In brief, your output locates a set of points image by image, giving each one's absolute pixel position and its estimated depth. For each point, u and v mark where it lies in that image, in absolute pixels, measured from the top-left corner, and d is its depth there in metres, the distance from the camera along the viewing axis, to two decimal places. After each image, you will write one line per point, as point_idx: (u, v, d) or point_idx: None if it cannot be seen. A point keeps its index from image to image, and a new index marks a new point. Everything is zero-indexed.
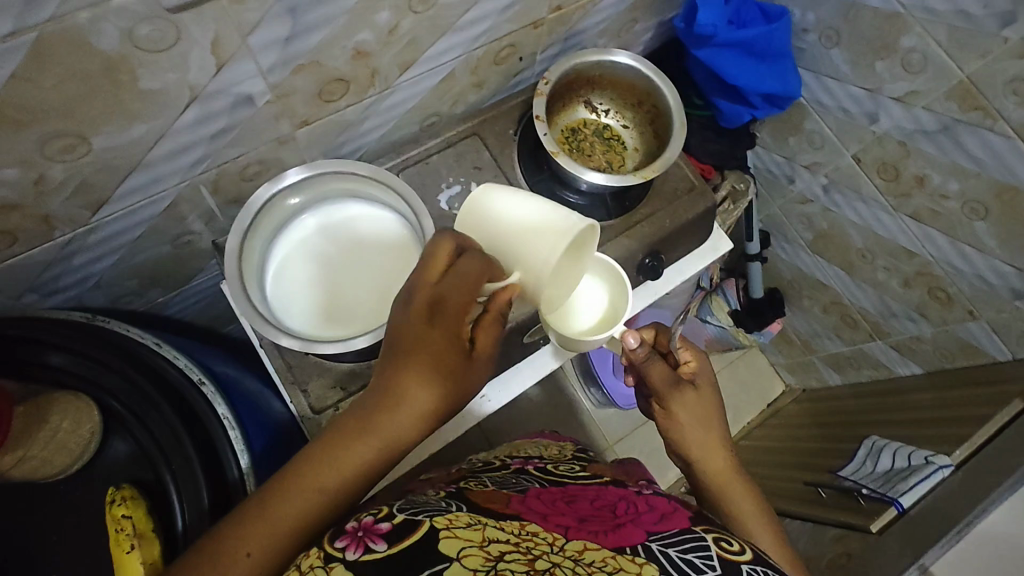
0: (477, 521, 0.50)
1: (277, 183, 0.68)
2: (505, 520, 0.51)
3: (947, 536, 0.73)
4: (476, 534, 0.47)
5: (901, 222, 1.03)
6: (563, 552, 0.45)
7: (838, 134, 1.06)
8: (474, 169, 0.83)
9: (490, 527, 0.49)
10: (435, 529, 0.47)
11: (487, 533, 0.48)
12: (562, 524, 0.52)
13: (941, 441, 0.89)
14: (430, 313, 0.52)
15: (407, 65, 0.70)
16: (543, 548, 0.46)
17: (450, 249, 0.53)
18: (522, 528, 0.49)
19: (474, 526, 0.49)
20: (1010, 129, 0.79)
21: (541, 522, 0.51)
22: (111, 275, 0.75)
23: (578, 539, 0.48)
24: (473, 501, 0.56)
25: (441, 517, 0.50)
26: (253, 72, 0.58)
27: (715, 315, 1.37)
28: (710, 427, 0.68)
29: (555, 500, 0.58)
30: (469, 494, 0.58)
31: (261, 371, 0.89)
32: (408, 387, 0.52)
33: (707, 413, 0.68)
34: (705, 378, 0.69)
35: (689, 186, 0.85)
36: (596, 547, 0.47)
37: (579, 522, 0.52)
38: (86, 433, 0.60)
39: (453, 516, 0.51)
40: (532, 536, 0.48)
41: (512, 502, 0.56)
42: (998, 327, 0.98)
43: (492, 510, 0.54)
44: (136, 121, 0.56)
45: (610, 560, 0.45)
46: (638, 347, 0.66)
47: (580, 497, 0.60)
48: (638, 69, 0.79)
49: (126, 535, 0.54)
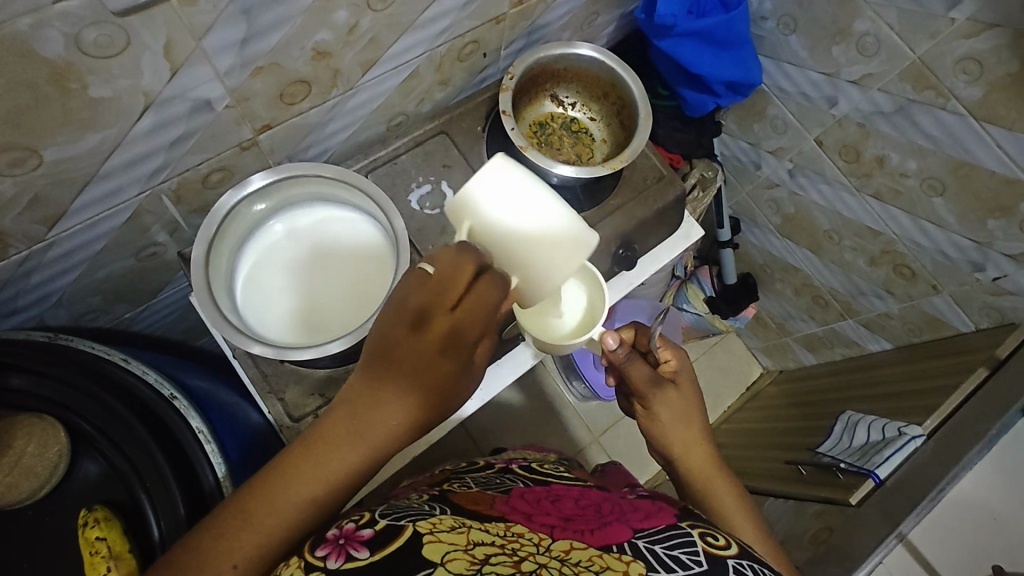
0: (462, 525, 0.50)
1: (242, 189, 0.66)
2: (490, 522, 0.51)
3: (922, 504, 0.76)
4: (460, 537, 0.47)
5: (864, 202, 1.06)
6: (550, 552, 0.46)
7: (800, 119, 1.09)
8: (443, 168, 0.83)
9: (475, 529, 0.49)
10: (419, 534, 0.47)
11: (472, 536, 0.48)
12: (547, 524, 0.52)
13: (912, 412, 0.91)
14: (441, 340, 0.51)
15: (370, 65, 0.70)
16: (529, 549, 0.46)
17: (476, 272, 0.49)
18: (508, 529, 0.49)
19: (459, 530, 0.49)
20: (962, 107, 0.82)
21: (526, 522, 0.51)
22: (73, 292, 0.73)
23: (563, 538, 0.49)
24: (457, 504, 0.56)
25: (425, 521, 0.50)
26: (210, 76, 0.56)
27: (691, 303, 1.44)
28: (687, 421, 0.68)
29: (539, 499, 0.58)
30: (453, 496, 0.58)
31: (237, 383, 0.87)
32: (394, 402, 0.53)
33: (685, 408, 0.68)
34: (683, 375, 0.69)
35: (658, 176, 0.86)
36: (582, 546, 0.47)
37: (564, 521, 0.53)
38: (53, 456, 0.58)
39: (437, 519, 0.51)
40: (518, 537, 0.48)
41: (497, 503, 0.56)
42: (960, 300, 1.02)
43: (477, 511, 0.54)
44: (89, 131, 0.54)
45: (596, 558, 0.45)
46: (616, 348, 0.64)
47: (565, 496, 0.60)
48: (601, 61, 0.80)
49: (100, 559, 0.53)
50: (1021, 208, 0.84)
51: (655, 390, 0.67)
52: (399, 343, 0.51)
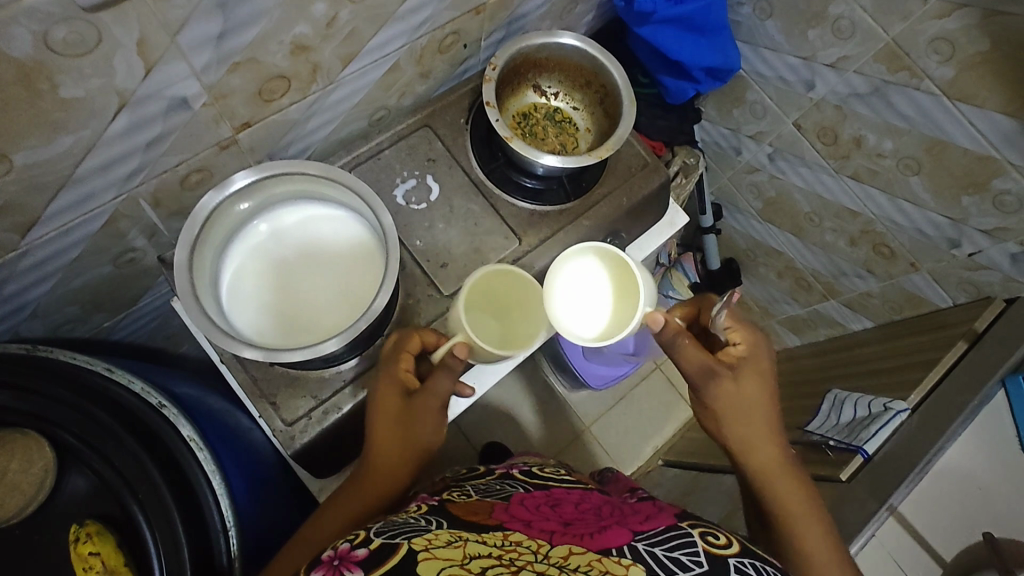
0: (458, 538, 0.49)
1: (225, 190, 0.64)
2: (487, 532, 0.50)
3: (911, 476, 0.79)
4: (456, 551, 0.47)
5: (843, 183, 1.08)
6: (548, 559, 0.45)
7: (778, 103, 1.10)
8: (428, 161, 0.82)
9: (471, 542, 0.48)
10: (413, 552, 0.47)
11: (468, 549, 0.47)
12: (547, 530, 0.51)
13: (896, 387, 0.93)
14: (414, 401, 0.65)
15: (350, 58, 0.68)
16: (527, 558, 0.45)
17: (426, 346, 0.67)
18: (505, 539, 0.49)
19: (455, 544, 0.48)
20: (935, 87, 0.84)
21: (525, 530, 0.51)
22: (49, 302, 0.70)
23: (563, 544, 0.48)
24: (455, 514, 0.55)
25: (420, 537, 0.49)
26: (186, 73, 0.54)
27: (676, 289, 1.41)
28: (757, 408, 0.65)
29: (538, 505, 0.57)
30: (451, 505, 0.57)
31: (225, 389, 0.86)
32: (392, 432, 0.65)
33: (755, 395, 0.65)
34: (756, 357, 0.67)
35: (643, 163, 0.86)
36: (581, 551, 0.47)
37: (563, 526, 0.52)
38: (39, 471, 0.56)
39: (433, 534, 0.50)
40: (516, 546, 0.47)
41: (495, 511, 0.55)
42: (938, 277, 1.04)
43: (475, 521, 0.53)
44: (60, 133, 0.52)
45: (596, 563, 0.45)
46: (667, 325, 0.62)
47: (565, 501, 0.60)
48: (583, 50, 0.80)
49: (96, 573, 0.52)
50: (994, 184, 0.86)
51: (719, 373, 0.64)
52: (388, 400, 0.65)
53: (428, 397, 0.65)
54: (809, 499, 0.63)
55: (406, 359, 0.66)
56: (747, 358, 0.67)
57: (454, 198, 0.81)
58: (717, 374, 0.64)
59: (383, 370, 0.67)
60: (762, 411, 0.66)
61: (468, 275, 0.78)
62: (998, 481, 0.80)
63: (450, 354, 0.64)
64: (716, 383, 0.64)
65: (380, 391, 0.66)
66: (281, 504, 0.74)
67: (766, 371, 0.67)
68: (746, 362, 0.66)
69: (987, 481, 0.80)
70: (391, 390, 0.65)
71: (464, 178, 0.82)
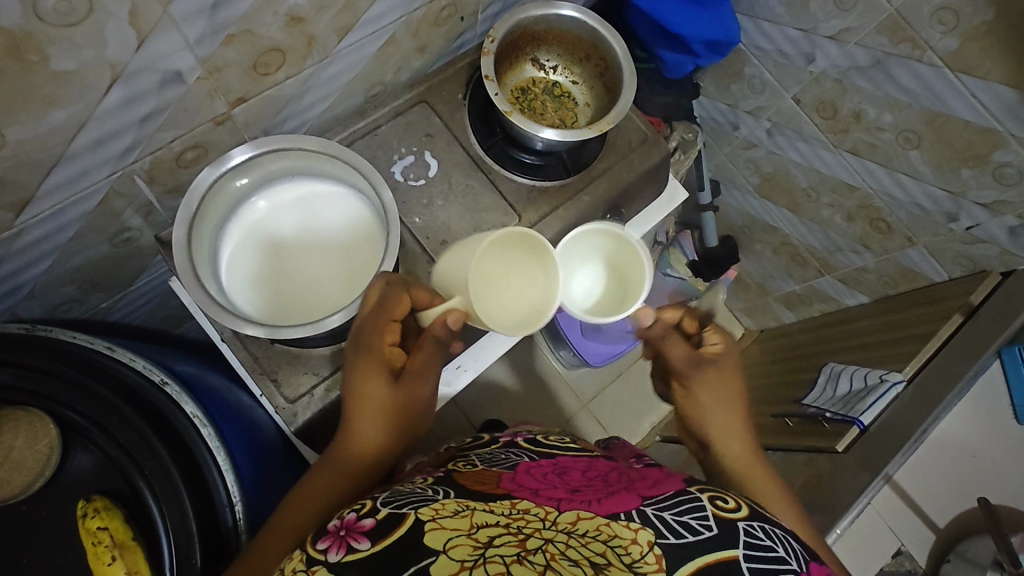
0: (465, 508, 0.50)
1: (222, 165, 0.64)
2: (494, 501, 0.51)
3: (907, 445, 0.80)
4: (464, 521, 0.47)
5: (842, 158, 1.07)
6: (556, 525, 0.46)
7: (778, 78, 1.09)
8: (425, 137, 0.81)
9: (479, 511, 0.49)
10: (420, 522, 0.47)
11: (476, 518, 0.48)
12: (554, 497, 0.52)
13: (894, 360, 0.93)
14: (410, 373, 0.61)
15: (346, 31, 0.67)
16: (535, 525, 0.46)
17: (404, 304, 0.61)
18: (513, 507, 0.49)
19: (462, 514, 0.49)
20: (937, 59, 0.83)
21: (532, 498, 0.51)
22: (46, 282, 0.70)
23: (571, 510, 0.48)
24: (461, 484, 0.56)
25: (426, 507, 0.50)
26: (180, 44, 0.53)
27: (674, 268, 1.40)
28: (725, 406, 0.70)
29: (545, 473, 0.58)
30: (457, 476, 0.58)
31: (226, 368, 0.86)
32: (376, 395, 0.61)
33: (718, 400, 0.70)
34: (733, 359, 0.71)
35: (642, 138, 0.85)
36: (589, 516, 0.47)
37: (571, 493, 0.53)
38: (44, 449, 0.56)
39: (440, 504, 0.51)
40: (523, 514, 0.48)
41: (502, 481, 0.56)
42: (933, 251, 1.05)
43: (481, 491, 0.53)
44: (52, 107, 0.51)
45: (604, 527, 0.46)
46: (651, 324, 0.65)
47: (572, 469, 0.60)
48: (582, 22, 0.78)
49: (105, 548, 0.51)
50: (994, 157, 0.85)
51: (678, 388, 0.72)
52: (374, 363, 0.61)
53: (423, 369, 0.61)
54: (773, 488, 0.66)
55: (393, 329, 0.62)
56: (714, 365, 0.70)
57: (452, 174, 0.80)
58: (700, 368, 0.70)
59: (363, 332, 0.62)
60: (734, 405, 0.71)
61: None
62: (990, 449, 0.82)
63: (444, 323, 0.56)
64: (700, 375, 0.70)
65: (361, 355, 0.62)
66: (288, 479, 0.75)
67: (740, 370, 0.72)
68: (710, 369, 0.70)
69: (980, 449, 0.82)
70: (376, 361, 0.61)
71: (462, 155, 0.81)
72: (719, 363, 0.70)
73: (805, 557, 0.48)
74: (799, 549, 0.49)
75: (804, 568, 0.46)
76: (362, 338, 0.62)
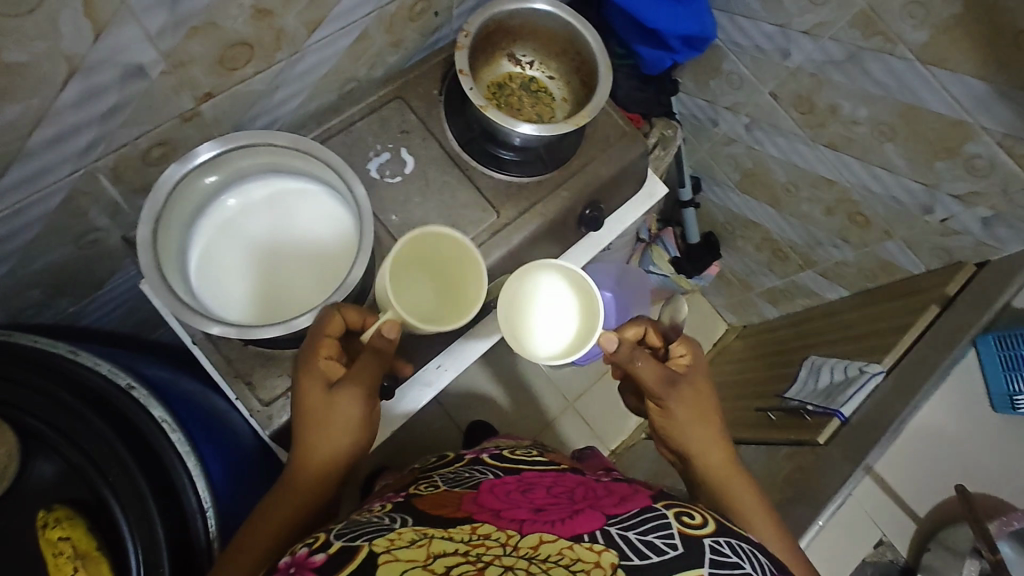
0: (423, 536, 0.49)
1: (189, 162, 0.62)
2: (454, 527, 0.50)
3: (885, 435, 0.80)
4: (420, 552, 0.46)
5: (819, 152, 1.08)
6: (517, 551, 0.45)
7: (755, 73, 1.09)
8: (401, 134, 0.80)
9: (437, 539, 0.48)
10: (374, 554, 0.46)
11: (433, 547, 0.46)
12: (517, 519, 0.51)
13: (873, 353, 0.94)
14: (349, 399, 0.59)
15: (316, 24, 0.66)
16: (494, 552, 0.45)
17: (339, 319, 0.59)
18: (473, 533, 0.48)
19: (419, 543, 0.47)
20: (909, 52, 0.83)
21: (494, 521, 0.50)
22: (8, 285, 0.68)
23: (533, 533, 0.48)
24: (421, 509, 0.55)
25: (383, 537, 0.49)
26: (141, 37, 0.52)
27: (657, 265, 1.41)
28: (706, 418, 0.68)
29: (509, 491, 0.58)
30: (418, 501, 0.57)
31: (201, 372, 0.84)
32: (319, 418, 0.59)
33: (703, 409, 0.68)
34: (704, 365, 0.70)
35: (620, 133, 0.85)
36: (552, 539, 0.46)
37: (534, 513, 0.52)
38: (3, 456, 0.54)
39: (397, 534, 0.50)
40: (484, 540, 0.47)
41: (464, 503, 0.55)
42: (911, 244, 1.06)
43: (441, 516, 0.52)
44: (6, 102, 0.49)
45: (567, 551, 0.45)
46: (618, 349, 0.63)
47: (537, 485, 0.60)
48: (557, 16, 0.77)
49: (67, 559, 0.49)
50: (966, 148, 0.86)
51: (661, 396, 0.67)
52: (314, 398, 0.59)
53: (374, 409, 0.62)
54: (753, 498, 0.66)
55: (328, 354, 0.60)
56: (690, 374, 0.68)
57: (429, 170, 0.79)
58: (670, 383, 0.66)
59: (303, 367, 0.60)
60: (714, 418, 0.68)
61: None
62: (970, 439, 0.82)
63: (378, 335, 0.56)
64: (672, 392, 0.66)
65: (333, 396, 0.59)
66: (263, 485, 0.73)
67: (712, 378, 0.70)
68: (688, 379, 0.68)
69: (959, 439, 0.82)
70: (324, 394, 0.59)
71: (438, 151, 0.80)
72: (688, 377, 0.68)
73: (769, 570, 0.49)
74: (764, 562, 0.49)
75: None
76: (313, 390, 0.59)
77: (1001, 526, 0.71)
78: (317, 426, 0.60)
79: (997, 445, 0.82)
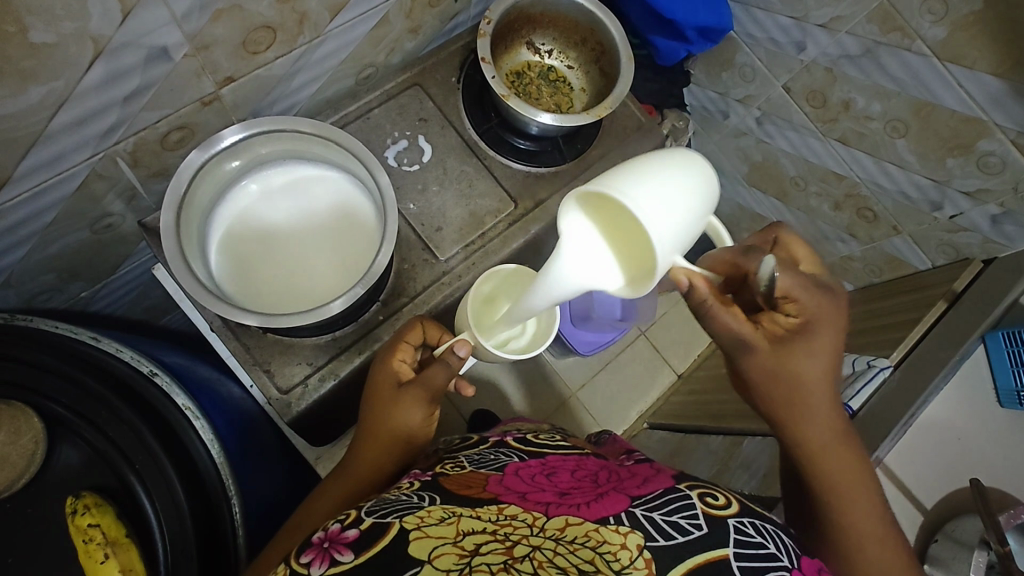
0: (451, 515, 0.49)
1: (212, 147, 0.61)
2: (481, 507, 0.50)
3: (897, 429, 0.81)
4: (449, 529, 0.47)
5: (830, 147, 1.08)
6: (544, 532, 0.45)
7: (769, 66, 1.09)
8: (419, 121, 0.79)
9: (465, 518, 0.48)
10: (405, 531, 0.46)
11: (462, 525, 0.47)
12: (542, 501, 0.51)
13: (878, 346, 0.95)
14: (410, 403, 0.62)
15: (339, 9, 0.65)
16: (522, 532, 0.45)
17: (418, 332, 0.67)
18: (500, 513, 0.48)
19: (448, 521, 0.48)
20: (927, 49, 0.83)
21: (520, 502, 0.50)
22: (22, 270, 0.67)
23: (559, 515, 0.48)
24: (448, 489, 0.55)
25: (412, 515, 0.49)
26: (166, 19, 0.51)
27: None
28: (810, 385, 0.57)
29: (533, 475, 0.58)
30: (445, 480, 0.57)
31: (214, 359, 0.83)
32: (381, 414, 0.63)
33: (810, 373, 0.57)
34: (822, 318, 0.57)
35: (637, 124, 0.85)
36: (578, 521, 0.47)
37: (559, 496, 0.52)
38: (28, 443, 0.54)
39: (426, 512, 0.50)
40: (511, 520, 0.47)
41: (489, 484, 0.55)
42: (918, 240, 1.07)
43: (468, 496, 0.53)
44: (30, 83, 0.48)
45: (593, 533, 0.45)
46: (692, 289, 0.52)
47: (560, 469, 0.61)
48: (580, 5, 0.77)
49: (98, 546, 0.50)
50: (978, 146, 0.87)
51: (755, 350, 0.57)
52: (380, 392, 0.64)
53: (433, 418, 0.66)
54: (855, 476, 0.58)
55: (403, 359, 0.65)
56: (804, 330, 0.57)
57: (447, 159, 0.79)
58: (756, 352, 0.57)
59: (377, 365, 0.66)
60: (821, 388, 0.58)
61: (464, 238, 0.77)
62: (976, 432, 0.84)
63: (452, 351, 0.62)
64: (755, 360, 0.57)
65: (399, 396, 0.62)
66: (279, 471, 0.73)
67: (832, 334, 0.57)
68: (802, 336, 0.57)
69: (964, 433, 0.84)
70: (389, 392, 0.63)
71: (456, 139, 0.80)
72: (787, 341, 0.57)
73: (793, 551, 0.49)
74: (788, 543, 0.49)
75: (793, 563, 0.47)
76: (382, 386, 0.64)
77: (1009, 519, 0.73)
78: (376, 420, 0.63)
79: (1002, 439, 0.84)
